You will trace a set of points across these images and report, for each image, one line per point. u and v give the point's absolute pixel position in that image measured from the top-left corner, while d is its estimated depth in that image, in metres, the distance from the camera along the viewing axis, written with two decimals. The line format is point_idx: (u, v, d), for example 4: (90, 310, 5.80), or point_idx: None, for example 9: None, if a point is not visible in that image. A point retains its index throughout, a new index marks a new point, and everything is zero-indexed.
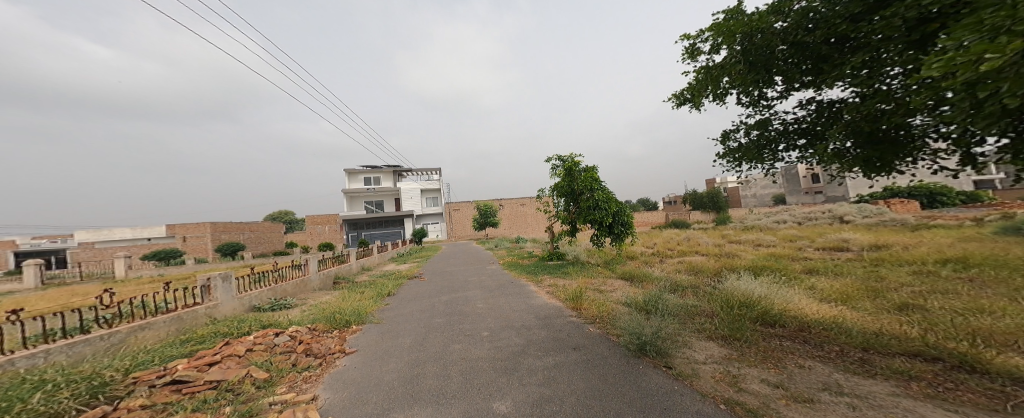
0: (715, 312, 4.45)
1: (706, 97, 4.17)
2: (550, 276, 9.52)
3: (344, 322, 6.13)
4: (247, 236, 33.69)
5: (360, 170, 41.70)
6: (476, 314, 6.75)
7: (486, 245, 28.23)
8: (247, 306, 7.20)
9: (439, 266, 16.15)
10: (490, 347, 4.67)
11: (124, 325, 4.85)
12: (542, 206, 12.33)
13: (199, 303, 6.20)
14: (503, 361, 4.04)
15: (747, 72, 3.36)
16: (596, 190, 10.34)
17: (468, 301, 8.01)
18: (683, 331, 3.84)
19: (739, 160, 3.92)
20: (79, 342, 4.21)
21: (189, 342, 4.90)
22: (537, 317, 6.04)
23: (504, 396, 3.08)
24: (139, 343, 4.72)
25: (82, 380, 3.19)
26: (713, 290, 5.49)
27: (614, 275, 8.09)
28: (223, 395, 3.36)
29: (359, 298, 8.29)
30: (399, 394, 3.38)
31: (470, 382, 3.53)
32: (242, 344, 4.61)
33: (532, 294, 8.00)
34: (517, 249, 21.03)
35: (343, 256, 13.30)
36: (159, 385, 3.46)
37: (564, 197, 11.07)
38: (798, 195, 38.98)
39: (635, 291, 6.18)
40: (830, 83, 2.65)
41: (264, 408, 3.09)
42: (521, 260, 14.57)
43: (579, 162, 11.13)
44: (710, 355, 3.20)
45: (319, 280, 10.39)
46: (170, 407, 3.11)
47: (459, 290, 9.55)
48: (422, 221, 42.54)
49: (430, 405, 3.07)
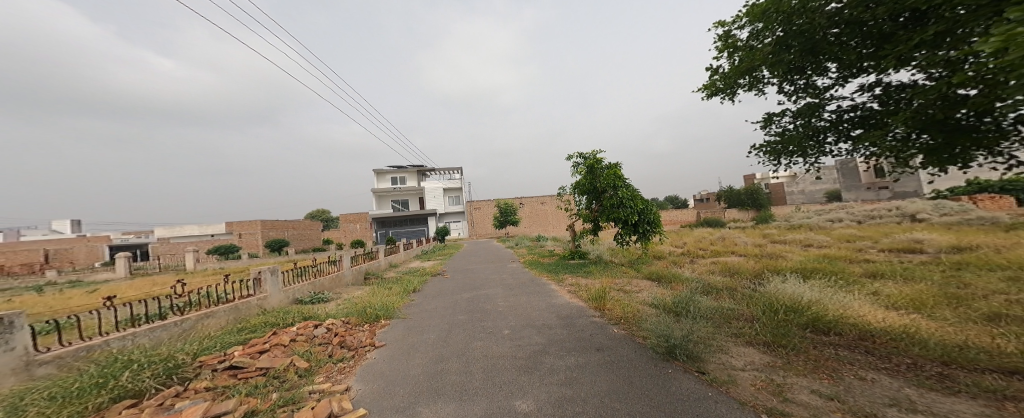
0: (757, 316, 4.23)
1: (741, 86, 3.99)
2: (571, 275, 9.40)
3: (374, 317, 6.36)
4: (292, 233, 35.72)
5: (388, 169, 42.88)
6: (498, 312, 6.80)
7: (508, 243, 28.35)
8: (291, 299, 7.63)
9: (459, 264, 16.41)
10: (512, 345, 4.69)
11: (193, 313, 5.26)
12: (563, 204, 12.09)
13: (252, 295, 6.63)
14: (525, 360, 4.04)
15: (793, 56, 3.16)
16: (620, 187, 10.04)
17: (489, 299, 8.09)
18: (718, 336, 3.67)
19: (780, 151, 3.70)
20: (154, 327, 4.59)
21: (244, 330, 5.24)
22: (559, 316, 6.00)
23: (526, 395, 3.08)
24: (205, 329, 5.10)
25: (163, 360, 3.50)
26: (752, 292, 5.24)
27: (640, 275, 7.91)
28: (271, 381, 3.55)
29: (387, 294, 8.55)
30: (424, 388, 3.44)
31: (491, 380, 3.54)
32: (287, 334, 4.88)
33: (554, 293, 7.93)
34: (537, 247, 20.95)
35: (372, 253, 13.78)
36: (219, 369, 3.71)
37: (585, 194, 10.93)
38: (857, 191, 36.29)
39: (663, 292, 5.98)
40: (894, 66, 2.45)
41: (304, 396, 3.26)
42: (542, 258, 14.53)
43: (601, 159, 10.86)
44: (750, 362, 3.03)
45: (352, 275, 10.81)
46: (228, 390, 3.32)
47: (480, 288, 9.64)
48: (443, 219, 43.66)
49: (454, 400, 3.11)
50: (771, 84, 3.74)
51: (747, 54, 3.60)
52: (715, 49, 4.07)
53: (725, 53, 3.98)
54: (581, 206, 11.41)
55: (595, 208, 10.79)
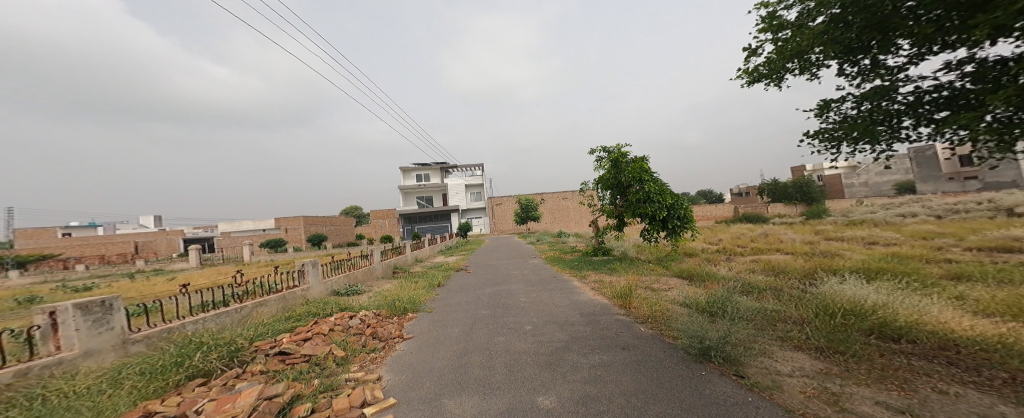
0: (810, 319, 3.96)
1: (791, 69, 3.73)
2: (595, 272, 9.26)
3: (402, 309, 6.55)
4: (330, 229, 37.66)
5: (413, 167, 43.94)
6: (520, 307, 6.81)
7: (529, 239, 28.33)
8: (330, 290, 8.08)
9: (481, 259, 16.61)
10: (534, 341, 4.68)
11: (250, 301, 5.80)
12: (586, 200, 11.83)
13: (297, 286, 7.14)
14: (547, 356, 4.02)
15: (856, 35, 2.88)
16: (647, 181, 9.68)
17: (511, 294, 8.13)
18: (760, 338, 3.50)
19: (839, 139, 3.38)
20: (219, 313, 5.12)
21: (291, 319, 5.59)
22: (581, 313, 5.95)
23: (549, 391, 3.05)
24: (258, 316, 5.58)
25: (230, 341, 3.84)
26: (802, 293, 4.93)
27: (668, 273, 7.69)
28: (314, 368, 3.75)
29: (413, 288, 8.79)
30: (449, 380, 3.51)
31: (514, 375, 3.55)
32: (326, 323, 5.16)
33: (577, 290, 7.85)
34: (559, 243, 20.82)
35: (400, 248, 14.27)
36: (271, 355, 3.96)
37: (609, 188, 10.69)
38: (936, 182, 32.87)
39: (695, 291, 5.76)
40: (996, 36, 2.17)
41: (340, 384, 3.44)
42: (563, 254, 14.39)
43: (627, 152, 10.54)
44: (798, 368, 2.84)
45: (382, 269, 11.23)
46: (278, 374, 3.54)
47: (502, 283, 9.71)
48: (466, 215, 44.33)
49: (477, 394, 3.12)
50: (826, 66, 3.47)
51: (798, 34, 3.33)
52: (758, 32, 3.83)
53: (770, 35, 3.73)
54: (605, 201, 11.18)
55: (620, 203, 10.55)
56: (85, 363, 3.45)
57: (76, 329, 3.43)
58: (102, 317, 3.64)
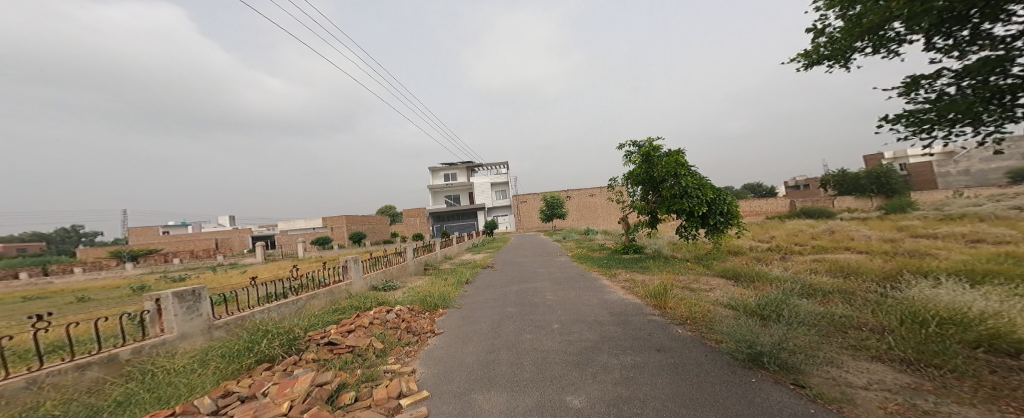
0: (892, 328, 3.52)
1: (866, 45, 3.43)
2: (625, 270, 9.00)
3: (433, 305, 6.71)
4: (368, 228, 39.85)
5: (441, 167, 45.02)
6: (547, 305, 6.76)
7: (556, 236, 28.23)
8: (370, 285, 8.60)
9: (508, 257, 16.75)
10: (562, 340, 4.59)
11: (303, 294, 6.49)
12: (614, 196, 11.49)
13: (342, 280, 7.68)
14: (576, 356, 3.94)
15: (949, 4, 2.46)
16: (683, 176, 9.16)
17: (538, 292, 8.08)
18: (826, 346, 3.16)
19: (931, 120, 3.02)
20: (280, 304, 5.85)
21: (337, 312, 6.01)
22: (611, 313, 5.79)
23: (578, 390, 2.99)
24: (311, 308, 6.32)
25: (289, 329, 4.41)
26: (880, 298, 4.42)
27: (710, 272, 7.34)
28: (356, 359, 3.99)
29: (443, 284, 9.02)
30: (478, 376, 3.53)
31: (542, 373, 3.52)
32: (367, 317, 5.43)
33: (607, 289, 7.68)
34: (587, 240, 20.46)
35: (431, 246, 14.75)
36: (322, 344, 4.40)
37: (641, 184, 10.32)
38: None
39: (741, 293, 5.39)
40: None
41: (379, 375, 3.61)
42: (592, 252, 14.11)
43: (659, 145, 10.08)
44: (875, 380, 2.53)
45: (415, 265, 11.65)
46: (327, 363, 3.88)
47: (529, 281, 9.69)
48: (491, 213, 44.65)
49: (506, 391, 3.12)
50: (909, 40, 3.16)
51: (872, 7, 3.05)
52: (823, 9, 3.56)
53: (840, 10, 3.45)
54: (636, 197, 10.84)
55: (653, 199, 10.15)
56: (180, 345, 4.21)
57: (171, 316, 4.18)
58: (190, 306, 4.38)
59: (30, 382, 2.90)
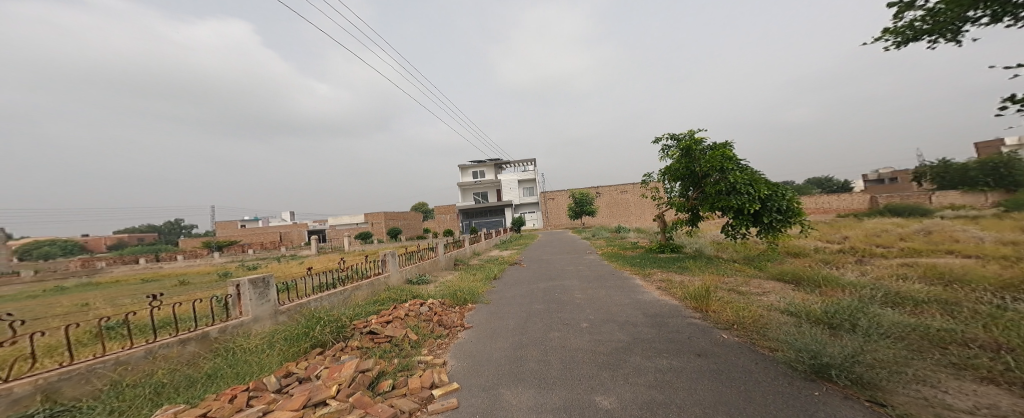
0: (1002, 346, 2.98)
1: (967, 18, 3.32)
2: (661, 270, 8.64)
3: (463, 300, 6.82)
4: (404, 224, 41.64)
5: (470, 165, 45.79)
6: (575, 303, 6.64)
7: (586, 233, 27.77)
8: (406, 278, 8.95)
9: (537, 254, 16.68)
10: (591, 339, 4.49)
11: (348, 285, 6.94)
12: (650, 192, 11.07)
13: (381, 273, 8.07)
14: (606, 356, 3.84)
15: None
16: (729, 171, 8.51)
17: (566, 290, 7.97)
18: (920, 362, 2.73)
19: None
20: (330, 294, 6.32)
21: (377, 302, 6.32)
22: (645, 314, 5.57)
23: (608, 391, 2.91)
24: (356, 298, 6.73)
25: (338, 317, 4.81)
26: (989, 312, 3.76)
27: (763, 275, 6.82)
28: (394, 348, 4.17)
29: (473, 280, 9.16)
30: (505, 370, 3.55)
31: (570, 371, 3.46)
32: (403, 309, 5.64)
33: (640, 289, 7.42)
34: (618, 239, 19.87)
35: (461, 242, 15.03)
36: (363, 333, 4.64)
37: (680, 179, 9.83)
38: None
39: (800, 298, 4.94)
40: None
41: (414, 365, 3.75)
42: (623, 250, 13.68)
43: (702, 138, 9.49)
44: (979, 402, 2.16)
45: (446, 260, 11.93)
46: (369, 351, 4.09)
47: (557, 278, 9.59)
48: (519, 210, 44.72)
49: (533, 386, 3.11)
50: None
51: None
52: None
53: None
54: (674, 194, 10.35)
55: (693, 196, 9.62)
56: (252, 327, 4.87)
57: (246, 302, 4.86)
58: (259, 293, 5.05)
59: (147, 352, 3.53)
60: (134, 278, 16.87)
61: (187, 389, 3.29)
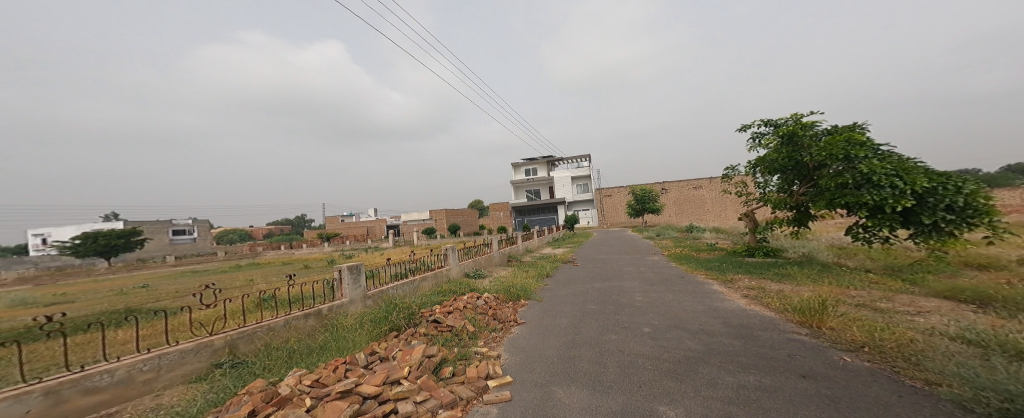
0: None
1: None
2: (748, 276, 7.69)
3: (516, 296, 6.88)
4: (462, 220, 43.68)
5: (522, 162, 45.99)
6: (635, 306, 6.24)
7: (648, 233, 26.11)
8: (463, 272, 9.28)
9: (591, 253, 16.07)
10: (654, 345, 4.20)
11: (416, 276, 7.45)
12: (738, 188, 9.99)
13: (442, 266, 8.47)
14: (672, 364, 3.59)
15: None
16: (863, 160, 6.91)
17: (625, 291, 7.55)
18: None
19: None
20: (402, 284, 6.83)
21: (441, 293, 6.65)
22: (726, 324, 5.00)
23: (674, 401, 2.72)
24: (423, 289, 7.21)
25: (410, 304, 5.16)
26: None
27: (919, 291, 5.58)
28: (455, 338, 4.37)
29: (524, 276, 9.19)
30: (558, 369, 3.57)
31: (629, 377, 3.32)
32: (460, 300, 5.85)
33: (720, 296, 6.70)
34: (688, 239, 18.24)
35: (513, 239, 15.04)
36: (428, 321, 4.89)
37: (779, 172, 8.61)
38: None
39: (991, 325, 3.87)
40: None
41: (471, 355, 3.93)
42: (698, 252, 12.51)
43: (815, 124, 7.96)
44: None
45: (499, 256, 12.09)
46: (434, 338, 4.33)
47: (614, 279, 9.10)
48: (572, 207, 43.72)
49: (587, 388, 3.09)
50: None
51: None
52: None
53: None
54: (770, 188, 9.16)
55: (801, 190, 8.37)
56: (349, 307, 5.53)
57: (345, 285, 5.53)
58: (354, 278, 5.71)
59: (285, 322, 4.50)
60: (268, 261, 20.97)
61: (308, 357, 3.92)
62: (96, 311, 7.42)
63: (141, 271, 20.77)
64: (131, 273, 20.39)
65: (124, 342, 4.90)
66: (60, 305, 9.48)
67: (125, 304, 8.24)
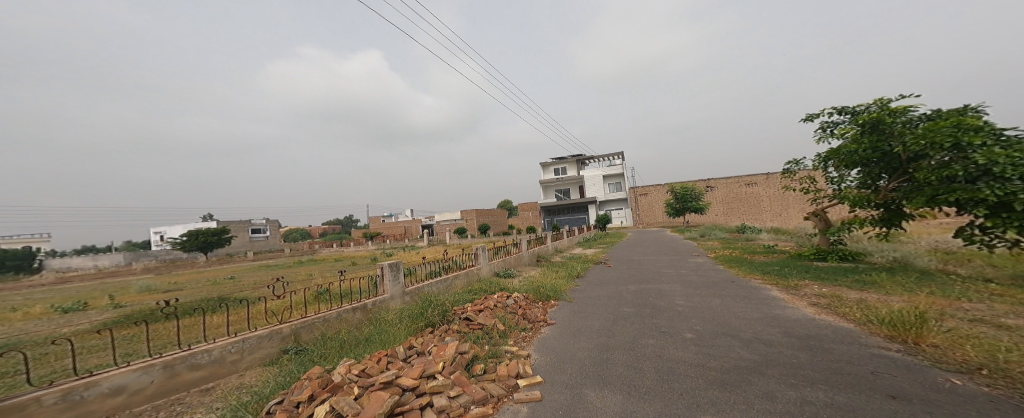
0: None
1: None
2: (818, 282, 6.94)
3: (546, 296, 6.71)
4: (492, 220, 44.08)
5: (552, 162, 45.36)
6: (675, 310, 5.82)
7: (691, 233, 24.69)
8: (493, 271, 9.27)
9: (625, 253, 15.43)
10: (698, 352, 3.87)
11: (448, 274, 7.53)
12: (807, 184, 9.04)
13: (473, 265, 8.51)
14: (719, 372, 3.27)
15: None
16: (978, 149, 5.91)
17: (663, 294, 7.12)
18: None
19: None
20: (436, 281, 6.92)
21: (474, 291, 6.66)
22: (787, 334, 4.50)
23: (723, 412, 2.46)
24: (456, 287, 7.28)
25: (443, 301, 5.18)
26: None
27: None
28: (486, 336, 4.33)
29: (554, 276, 8.97)
30: (591, 372, 3.39)
31: (668, 383, 3.07)
32: (490, 299, 5.80)
33: (779, 303, 6.08)
34: (737, 240, 16.99)
35: (541, 238, 14.82)
36: (460, 318, 4.89)
37: (860, 165, 7.67)
38: None
39: None
40: None
41: (501, 354, 3.86)
42: (752, 254, 11.54)
43: (908, 110, 6.99)
44: None
45: (528, 256, 11.94)
46: (466, 335, 4.32)
47: (651, 281, 8.61)
48: (603, 207, 42.46)
49: (622, 392, 2.90)
50: None
51: None
52: None
53: None
54: (847, 184, 8.20)
55: (889, 185, 7.40)
56: (390, 303, 5.68)
57: (387, 281, 5.69)
58: (394, 275, 5.85)
59: (337, 315, 4.76)
60: (320, 258, 22.56)
61: (355, 348, 4.07)
62: (197, 297, 8.43)
63: (223, 265, 23.44)
64: (206, 267, 22.82)
65: (202, 329, 5.45)
66: (170, 291, 10.99)
67: (210, 293, 9.30)
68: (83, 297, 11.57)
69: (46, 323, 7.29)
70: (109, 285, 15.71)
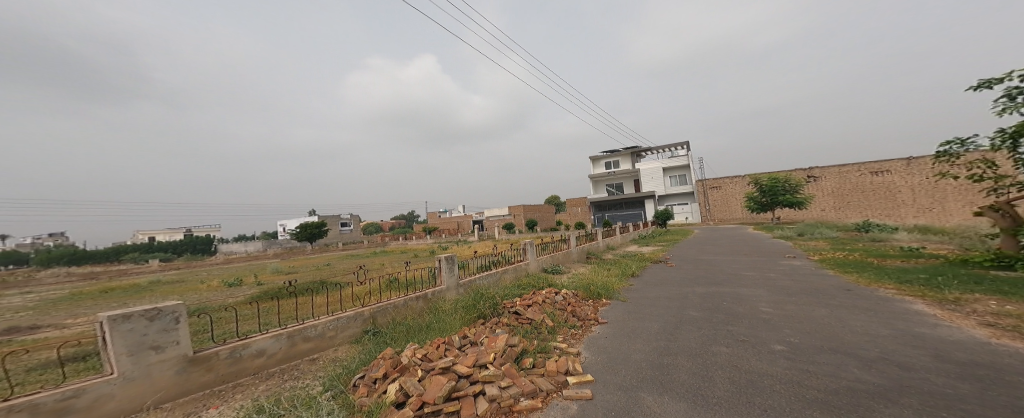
0: None
1: None
2: (991, 298, 5.36)
3: (597, 294, 6.27)
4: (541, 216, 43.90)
5: (603, 155, 43.01)
6: (759, 318, 4.95)
7: (790, 230, 21.40)
8: (541, 266, 9.03)
9: (690, 252, 13.96)
10: (789, 366, 3.19)
11: (498, 268, 7.51)
12: (983, 169, 7.02)
13: (522, 260, 8.37)
14: (824, 393, 2.62)
15: None
16: None
17: (742, 299, 6.17)
18: None
19: None
20: (488, 275, 6.93)
21: (525, 286, 6.50)
22: (934, 357, 3.48)
23: None
24: (505, 280, 7.23)
25: (493, 295, 5.12)
26: None
27: None
28: (535, 332, 4.14)
29: (606, 274, 8.40)
30: (648, 375, 3.00)
31: (746, 396, 2.56)
32: (539, 295, 5.57)
33: (918, 319, 4.82)
34: (852, 241, 14.20)
35: (592, 234, 14.15)
36: (509, 312, 4.75)
37: None
38: None
39: None
40: None
41: (550, 350, 3.63)
42: (876, 258, 9.47)
43: None
44: None
45: (577, 252, 11.42)
46: (516, 329, 4.16)
47: (726, 284, 7.57)
48: (663, 202, 39.34)
49: (686, 401, 2.49)
50: None
51: None
52: None
53: None
54: None
55: None
56: (446, 294, 5.81)
57: (444, 273, 5.81)
58: (450, 267, 5.96)
59: (405, 302, 5.00)
60: (396, 249, 24.68)
61: (417, 334, 4.19)
62: (308, 280, 9.72)
63: (323, 253, 27.17)
64: (308, 255, 26.65)
65: (299, 307, 6.21)
66: (292, 273, 13.00)
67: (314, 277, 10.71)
68: (235, 275, 14.42)
69: (218, 293, 9.09)
70: (251, 267, 19.40)
